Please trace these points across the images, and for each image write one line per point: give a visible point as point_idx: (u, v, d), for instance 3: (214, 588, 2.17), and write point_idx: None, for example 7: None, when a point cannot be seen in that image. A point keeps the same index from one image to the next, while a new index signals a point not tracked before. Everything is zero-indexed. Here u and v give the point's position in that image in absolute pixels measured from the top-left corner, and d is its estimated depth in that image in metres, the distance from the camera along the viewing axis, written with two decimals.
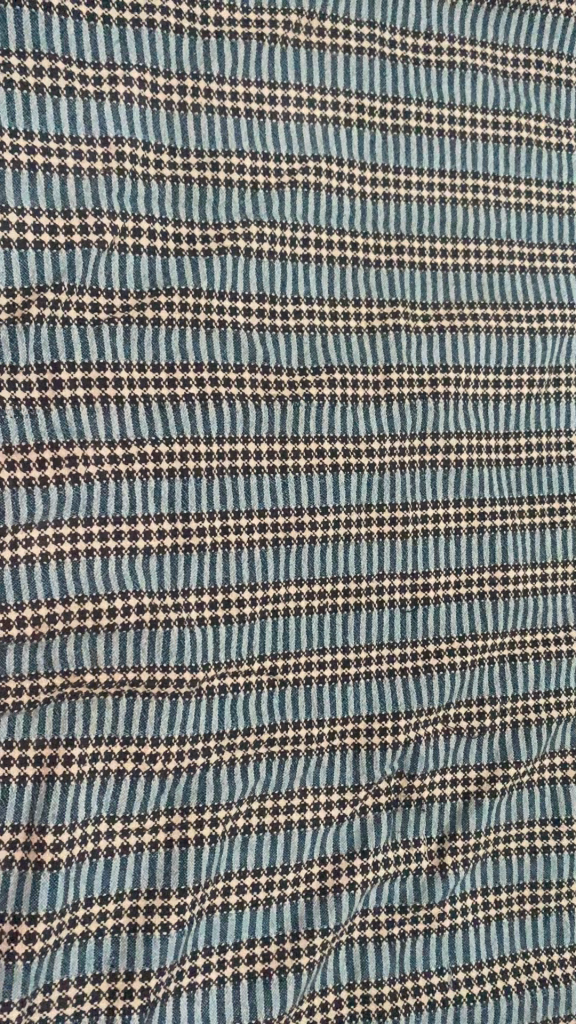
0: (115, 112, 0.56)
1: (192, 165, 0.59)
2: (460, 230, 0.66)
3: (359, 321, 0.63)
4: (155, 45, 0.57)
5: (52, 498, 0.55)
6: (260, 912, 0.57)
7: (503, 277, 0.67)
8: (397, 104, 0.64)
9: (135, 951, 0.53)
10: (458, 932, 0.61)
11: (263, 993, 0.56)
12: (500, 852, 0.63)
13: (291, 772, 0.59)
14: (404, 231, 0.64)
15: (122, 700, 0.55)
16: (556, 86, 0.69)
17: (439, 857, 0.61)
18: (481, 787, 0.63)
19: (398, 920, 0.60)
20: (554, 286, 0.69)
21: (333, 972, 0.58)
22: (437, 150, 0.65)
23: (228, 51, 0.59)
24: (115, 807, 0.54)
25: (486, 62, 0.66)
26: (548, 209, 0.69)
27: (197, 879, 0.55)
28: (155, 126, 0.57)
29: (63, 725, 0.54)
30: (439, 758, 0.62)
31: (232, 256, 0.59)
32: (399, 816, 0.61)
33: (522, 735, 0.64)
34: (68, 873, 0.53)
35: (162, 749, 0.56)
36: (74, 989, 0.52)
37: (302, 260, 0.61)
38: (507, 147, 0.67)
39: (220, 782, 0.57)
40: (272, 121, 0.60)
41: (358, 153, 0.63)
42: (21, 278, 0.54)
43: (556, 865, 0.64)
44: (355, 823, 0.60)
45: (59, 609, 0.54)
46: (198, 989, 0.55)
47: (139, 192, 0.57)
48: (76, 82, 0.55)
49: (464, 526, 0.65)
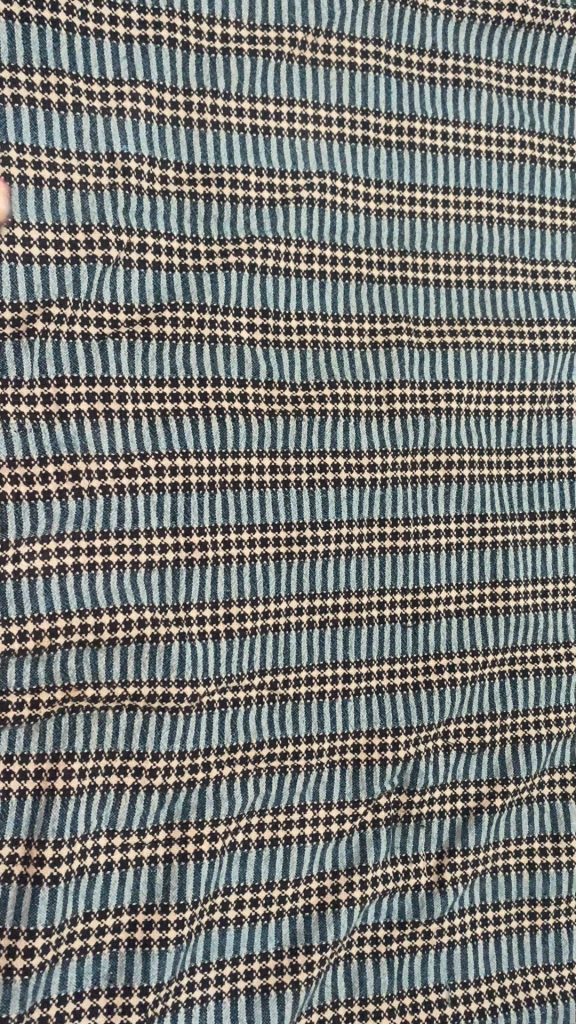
0: (121, 128, 0.57)
1: (198, 181, 0.59)
2: (463, 246, 0.66)
3: (362, 337, 0.63)
4: (162, 61, 0.57)
5: (54, 513, 0.55)
6: (259, 927, 0.57)
7: (505, 293, 0.67)
8: (401, 121, 0.64)
9: (133, 967, 0.53)
10: (457, 948, 0.60)
11: (261, 1009, 0.56)
12: (499, 868, 0.63)
13: (291, 787, 0.59)
14: (407, 246, 0.64)
15: (123, 715, 0.55)
16: (560, 104, 0.69)
17: (438, 873, 0.61)
18: (480, 803, 0.63)
19: (396, 936, 0.60)
20: (556, 303, 0.69)
21: (331, 988, 0.58)
22: (441, 167, 0.66)
23: (233, 68, 0.59)
24: (115, 822, 0.54)
25: (489, 80, 0.67)
26: (551, 226, 0.69)
27: (196, 894, 0.55)
28: (161, 141, 0.58)
29: (63, 739, 0.54)
30: (439, 773, 0.62)
31: (235, 271, 0.60)
32: (398, 832, 0.61)
33: (522, 751, 0.64)
34: (67, 888, 0.52)
35: (162, 765, 0.56)
36: (72, 1005, 0.52)
37: (306, 276, 0.61)
38: (510, 164, 0.68)
39: (219, 797, 0.57)
40: (277, 138, 0.61)
41: (363, 169, 0.63)
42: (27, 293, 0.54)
43: (555, 881, 0.64)
44: (355, 837, 0.60)
45: (60, 623, 0.54)
46: (196, 1005, 0.55)
47: (145, 207, 0.57)
48: (82, 98, 0.55)
49: (464, 542, 0.65)
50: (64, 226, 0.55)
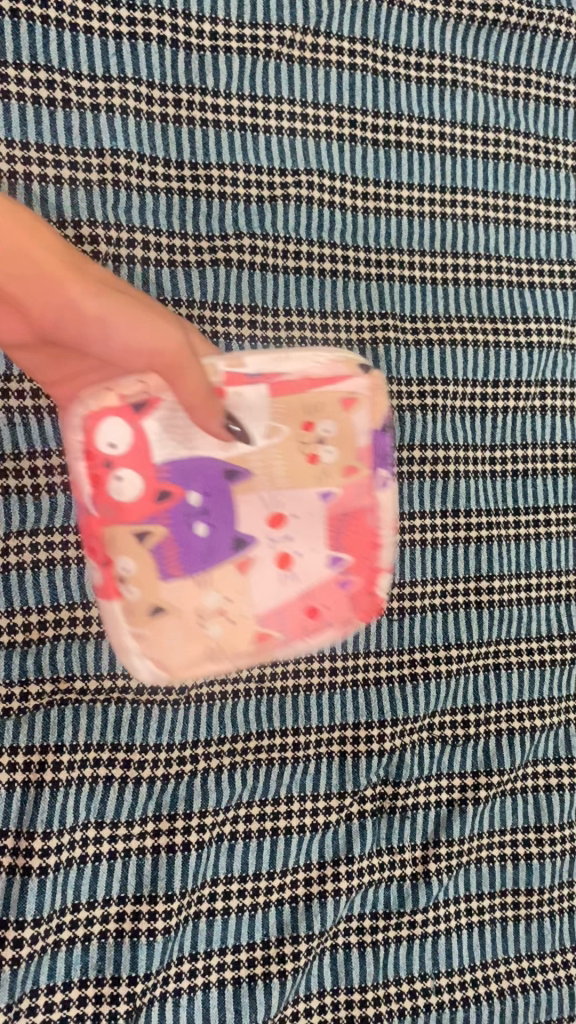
0: (110, 124, 0.57)
1: (186, 177, 0.59)
2: (449, 245, 0.67)
3: (349, 333, 0.64)
4: (151, 59, 0.58)
5: (43, 507, 0.56)
6: (246, 918, 0.57)
7: (491, 291, 0.68)
8: (388, 120, 0.65)
9: (122, 957, 0.54)
10: (441, 938, 0.61)
11: (248, 1000, 0.56)
12: (483, 858, 0.63)
13: (278, 779, 0.59)
14: (394, 244, 0.65)
15: (111, 708, 0.56)
16: (545, 104, 0.69)
17: (423, 864, 0.62)
18: (465, 794, 0.64)
19: (382, 927, 0.60)
20: (541, 301, 0.70)
21: (317, 979, 0.58)
22: (428, 166, 0.66)
23: (222, 66, 0.60)
24: (103, 813, 0.55)
25: (475, 80, 0.67)
26: (535, 225, 0.70)
27: (183, 885, 0.56)
28: (150, 138, 0.58)
29: (52, 731, 0.54)
30: (424, 765, 0.63)
31: (224, 267, 0.60)
32: (384, 823, 0.61)
33: (506, 742, 0.66)
34: (56, 879, 0.53)
35: (150, 757, 0.57)
36: (60, 995, 0.52)
37: (293, 273, 0.62)
38: (497, 162, 0.68)
39: (207, 789, 0.57)
40: (266, 136, 0.61)
41: (350, 167, 0.63)
42: None
43: (538, 871, 0.65)
44: (341, 829, 0.60)
45: (49, 616, 0.55)
46: (183, 995, 0.55)
47: (134, 203, 0.58)
48: (72, 94, 0.56)
49: (450, 537, 0.66)
50: (375, 397, 0.53)
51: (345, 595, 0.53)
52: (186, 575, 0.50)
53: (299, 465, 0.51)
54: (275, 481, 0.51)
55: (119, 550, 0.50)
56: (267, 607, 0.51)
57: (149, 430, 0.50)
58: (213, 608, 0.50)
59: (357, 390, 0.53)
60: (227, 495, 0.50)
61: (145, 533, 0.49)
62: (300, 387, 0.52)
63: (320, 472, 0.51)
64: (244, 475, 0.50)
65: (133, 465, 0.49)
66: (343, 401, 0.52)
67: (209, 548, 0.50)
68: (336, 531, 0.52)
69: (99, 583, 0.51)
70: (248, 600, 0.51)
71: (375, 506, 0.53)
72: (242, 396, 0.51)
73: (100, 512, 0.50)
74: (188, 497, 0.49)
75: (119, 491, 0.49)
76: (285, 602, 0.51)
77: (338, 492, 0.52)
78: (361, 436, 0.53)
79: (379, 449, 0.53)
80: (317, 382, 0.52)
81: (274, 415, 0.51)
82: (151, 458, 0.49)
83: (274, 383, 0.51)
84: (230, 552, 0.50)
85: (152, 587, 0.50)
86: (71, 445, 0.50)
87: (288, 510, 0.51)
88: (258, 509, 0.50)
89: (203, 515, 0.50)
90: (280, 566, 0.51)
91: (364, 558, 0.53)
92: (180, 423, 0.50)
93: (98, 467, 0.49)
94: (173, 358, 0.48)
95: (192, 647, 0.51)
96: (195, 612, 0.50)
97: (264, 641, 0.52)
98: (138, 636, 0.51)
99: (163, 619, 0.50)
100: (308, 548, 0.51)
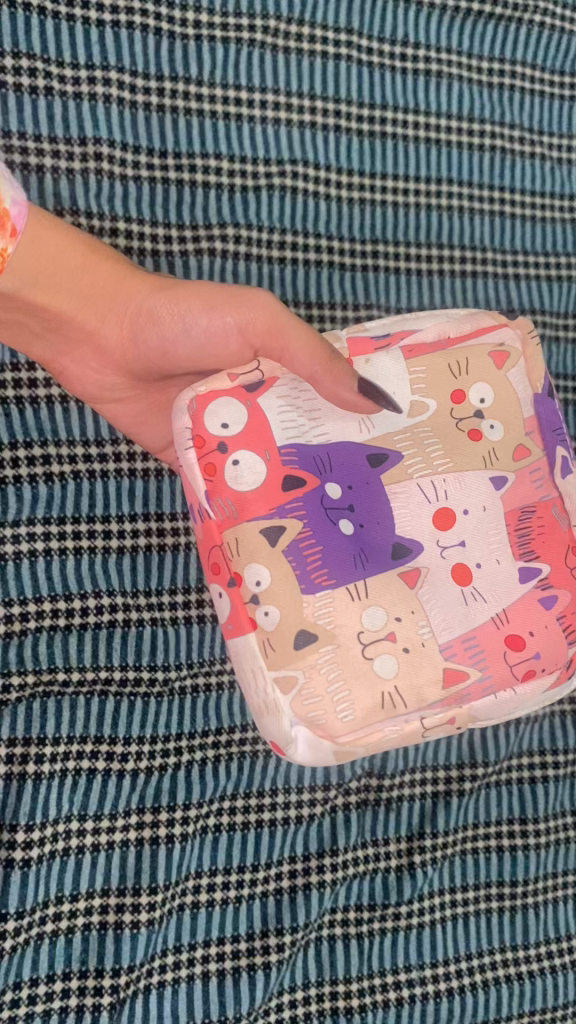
0: (93, 113, 0.56)
1: (170, 167, 0.59)
2: (433, 236, 0.67)
3: (334, 325, 0.63)
4: (135, 46, 0.57)
5: (25, 498, 0.56)
6: (230, 911, 0.57)
7: (475, 283, 0.68)
8: (373, 110, 0.64)
9: (105, 949, 0.53)
10: (426, 930, 0.61)
11: (233, 991, 0.55)
12: (468, 850, 0.63)
13: (262, 771, 0.59)
14: (379, 235, 0.65)
15: (95, 701, 0.56)
16: (530, 96, 0.69)
17: (408, 856, 0.62)
18: (450, 786, 0.64)
19: (366, 919, 0.60)
20: (525, 294, 0.70)
21: (302, 970, 0.57)
22: (412, 157, 0.66)
23: (205, 55, 0.59)
24: (86, 806, 0.55)
25: (461, 71, 0.66)
26: (520, 217, 0.69)
27: (167, 877, 0.56)
28: (133, 127, 0.57)
29: (34, 724, 0.54)
30: (409, 758, 0.64)
31: (207, 257, 0.60)
32: (368, 815, 0.62)
33: (491, 735, 0.66)
34: (39, 871, 0.53)
35: (133, 750, 0.56)
36: (44, 988, 0.52)
37: (278, 263, 0.62)
38: (481, 155, 0.68)
39: (191, 782, 0.58)
40: (250, 126, 0.60)
41: (334, 157, 0.63)
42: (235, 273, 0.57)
43: (522, 863, 0.65)
44: (325, 822, 0.60)
45: (31, 609, 0.55)
46: (167, 987, 0.54)
47: (117, 192, 0.57)
48: (54, 82, 0.55)
49: None
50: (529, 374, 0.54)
51: (552, 619, 0.49)
52: (335, 585, 0.45)
53: (460, 443, 0.51)
54: (438, 465, 0.50)
55: (252, 554, 0.45)
56: (452, 633, 0.47)
57: (266, 408, 0.48)
58: (381, 631, 0.46)
59: (508, 346, 0.53)
60: (374, 485, 0.49)
61: (278, 526, 0.46)
62: (438, 348, 0.52)
63: (482, 456, 0.51)
64: (394, 459, 0.49)
65: (249, 443, 0.47)
66: (495, 357, 0.53)
67: (358, 549, 0.47)
68: (520, 530, 0.50)
69: (227, 615, 0.46)
70: (425, 622, 0.46)
71: (561, 497, 0.53)
72: (374, 364, 0.51)
73: (217, 513, 0.46)
74: (324, 486, 0.47)
75: (236, 477, 0.46)
76: (478, 627, 0.47)
77: (510, 481, 0.51)
78: (521, 405, 0.53)
79: (547, 422, 0.53)
80: (459, 344, 0.53)
81: (423, 388, 0.51)
82: (272, 438, 0.47)
83: (407, 346, 0.52)
84: (390, 562, 0.47)
85: (294, 606, 0.45)
86: (177, 437, 0.48)
87: (456, 507, 0.49)
88: (423, 507, 0.49)
89: (346, 509, 0.47)
90: (457, 580, 0.48)
91: (562, 566, 0.50)
92: (294, 416, 0.48)
93: (210, 454, 0.46)
94: (272, 331, 0.48)
95: (362, 696, 0.45)
96: (355, 637, 0.45)
97: (453, 679, 0.46)
98: (285, 685, 0.45)
99: (313, 650, 0.45)
100: (488, 553, 0.49)
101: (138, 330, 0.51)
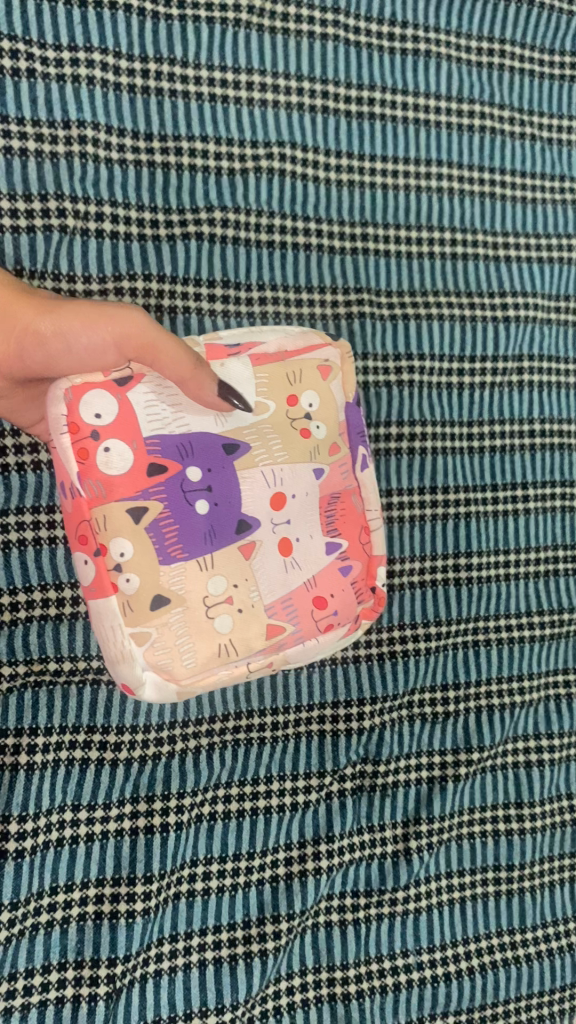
0: (76, 95, 0.55)
1: (155, 150, 0.58)
2: (424, 218, 0.66)
3: (324, 309, 0.63)
4: (118, 28, 0.56)
5: (13, 485, 0.55)
6: (226, 898, 0.56)
7: (467, 265, 0.67)
8: (361, 91, 0.63)
9: (101, 939, 0.53)
10: (423, 915, 0.61)
11: (230, 979, 0.55)
12: (464, 834, 0.63)
13: (257, 758, 0.59)
14: (368, 218, 0.64)
15: (87, 689, 0.56)
16: (520, 76, 0.68)
17: (404, 841, 0.62)
18: (445, 771, 0.64)
19: (363, 904, 0.60)
20: (517, 276, 0.69)
21: (299, 957, 0.57)
22: (401, 139, 0.65)
23: (191, 36, 0.58)
24: (79, 795, 0.54)
25: (449, 51, 0.66)
26: (510, 199, 0.69)
27: (162, 866, 0.55)
28: (117, 110, 0.57)
29: (27, 713, 0.54)
30: (404, 743, 0.63)
31: (194, 242, 0.59)
32: (364, 801, 0.61)
33: (485, 719, 0.66)
34: (33, 862, 0.52)
35: (127, 737, 0.56)
36: (39, 978, 0.51)
37: (266, 247, 0.61)
38: (471, 136, 0.67)
39: (185, 770, 0.57)
40: (236, 108, 0.60)
41: (322, 139, 0.62)
42: (142, 263, 0.58)
43: (518, 846, 0.65)
44: (321, 808, 0.60)
45: (22, 598, 0.55)
46: (164, 976, 0.54)
47: (102, 176, 0.56)
48: (37, 64, 0.54)
49: (429, 514, 0.66)
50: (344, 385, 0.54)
51: (349, 585, 0.52)
52: (186, 558, 0.46)
53: (294, 439, 0.51)
54: (275, 456, 0.50)
55: (116, 531, 0.45)
56: (274, 595, 0.49)
57: (134, 402, 0.46)
58: (221, 596, 0.47)
59: (332, 359, 0.53)
60: (230, 469, 0.48)
61: (140, 507, 0.45)
62: (279, 355, 0.51)
63: (311, 448, 0.51)
64: (244, 448, 0.49)
65: (119, 433, 0.45)
66: (321, 367, 0.52)
67: (211, 527, 0.47)
68: (330, 513, 0.53)
69: (90, 580, 0.45)
70: (256, 586, 0.48)
71: (358, 487, 0.55)
72: (228, 368, 0.49)
73: (87, 492, 0.44)
74: (186, 469, 0.47)
75: (107, 462, 0.45)
76: (294, 591, 0.50)
77: (327, 471, 0.52)
78: (340, 409, 0.53)
79: (353, 425, 0.55)
80: (295, 354, 0.52)
81: (265, 390, 0.50)
82: (138, 427, 0.46)
83: (255, 354, 0.50)
84: (234, 537, 0.48)
85: (151, 573, 0.45)
86: (51, 424, 0.45)
87: (287, 489, 0.50)
88: (262, 490, 0.49)
89: (205, 491, 0.47)
90: (282, 552, 0.50)
91: (358, 540, 0.54)
92: (160, 408, 0.47)
93: (84, 439, 0.45)
94: (144, 342, 0.45)
95: (202, 647, 0.46)
96: (202, 600, 0.46)
97: (272, 638, 0.49)
98: (139, 639, 0.45)
99: (166, 612, 0.46)
100: (306, 531, 0.51)
101: (17, 348, 0.45)
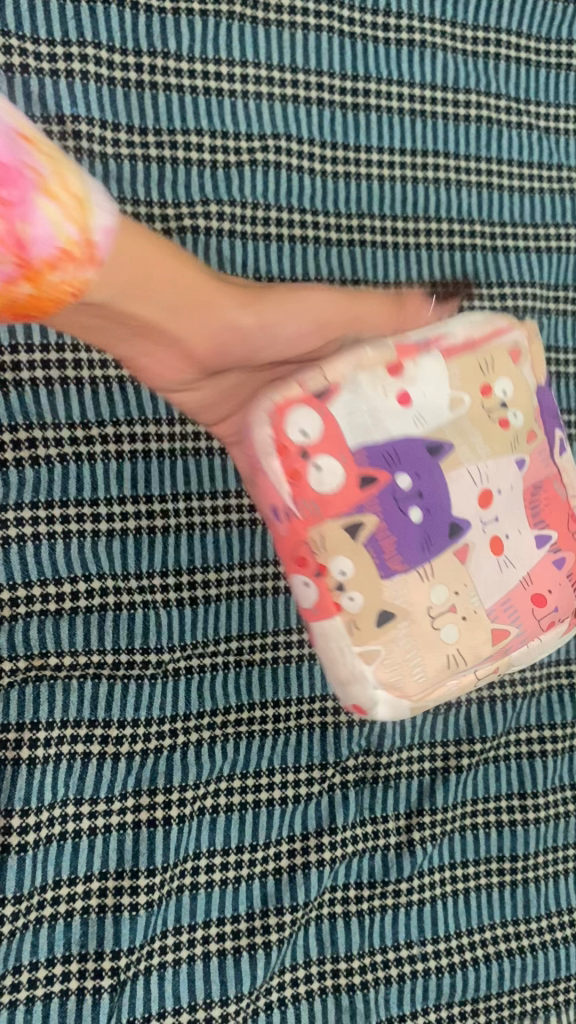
0: (70, 90, 0.55)
1: (150, 144, 0.58)
2: (420, 210, 0.66)
3: None
4: (111, 20, 0.56)
5: (12, 483, 0.55)
6: (229, 890, 0.57)
7: (464, 256, 0.67)
8: (356, 82, 0.63)
9: (104, 932, 0.53)
10: (427, 906, 0.61)
11: (234, 970, 0.55)
12: (467, 825, 0.63)
13: (259, 750, 0.60)
14: (365, 210, 0.64)
15: (88, 684, 0.56)
16: (516, 65, 0.68)
17: (408, 833, 0.62)
18: (447, 762, 0.64)
19: (367, 896, 0.60)
20: (515, 265, 0.69)
21: (303, 948, 0.57)
22: (397, 130, 0.65)
23: (184, 29, 0.58)
24: (82, 789, 0.54)
25: (445, 40, 0.65)
26: (508, 189, 0.69)
27: (165, 860, 0.55)
28: (112, 104, 0.57)
29: (28, 708, 0.54)
30: (406, 734, 0.64)
31: (191, 236, 0.59)
32: (367, 793, 0.62)
33: (487, 710, 0.66)
34: (35, 856, 0.53)
35: (129, 732, 0.56)
36: (43, 971, 0.52)
37: (262, 240, 0.61)
38: (468, 126, 0.67)
39: (187, 763, 0.57)
40: (231, 101, 0.60)
41: (318, 132, 0.62)
42: None
43: (522, 837, 0.65)
44: (324, 800, 0.60)
45: (21, 593, 0.55)
46: (168, 967, 0.54)
47: (97, 171, 0.56)
48: (30, 59, 0.54)
49: None
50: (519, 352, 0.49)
51: (562, 578, 0.51)
52: (407, 569, 0.46)
53: (491, 432, 0.48)
54: (477, 451, 0.47)
55: (334, 550, 0.45)
56: (494, 600, 0.48)
57: (340, 416, 0.44)
58: (444, 606, 0.47)
59: (520, 340, 0.50)
60: (437, 471, 0.46)
61: (357, 522, 0.45)
62: (468, 346, 0.48)
63: (508, 440, 0.48)
64: (448, 449, 0.47)
65: (327, 450, 0.44)
66: (512, 356, 0.49)
67: (425, 534, 0.46)
68: (533, 506, 0.50)
69: (313, 602, 0.46)
70: (476, 591, 0.48)
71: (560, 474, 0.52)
72: (420, 369, 0.46)
73: (302, 512, 0.44)
74: (395, 478, 0.45)
75: (318, 479, 0.44)
76: (511, 591, 0.49)
77: (528, 462, 0.49)
78: (533, 396, 0.50)
79: (547, 410, 0.51)
80: (483, 342, 0.48)
81: (458, 382, 0.47)
82: (344, 441, 0.44)
83: (445, 345, 0.47)
84: (449, 543, 0.47)
85: (374, 591, 0.45)
86: (259, 448, 0.45)
87: (494, 488, 0.48)
88: (469, 489, 0.47)
89: (416, 495, 0.46)
90: (495, 552, 0.48)
91: (565, 530, 0.51)
92: (362, 414, 0.45)
93: (293, 458, 0.44)
94: (207, 292, 0.43)
95: (432, 664, 0.47)
96: (425, 612, 0.46)
97: (499, 637, 0.49)
98: (366, 659, 0.46)
99: (391, 629, 0.46)
100: (514, 525, 0.49)
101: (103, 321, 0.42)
